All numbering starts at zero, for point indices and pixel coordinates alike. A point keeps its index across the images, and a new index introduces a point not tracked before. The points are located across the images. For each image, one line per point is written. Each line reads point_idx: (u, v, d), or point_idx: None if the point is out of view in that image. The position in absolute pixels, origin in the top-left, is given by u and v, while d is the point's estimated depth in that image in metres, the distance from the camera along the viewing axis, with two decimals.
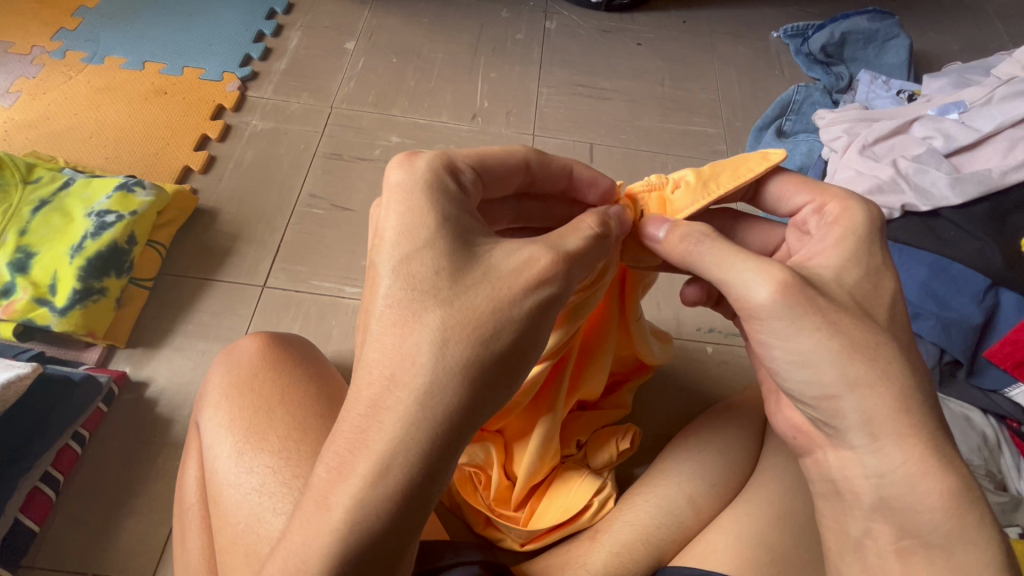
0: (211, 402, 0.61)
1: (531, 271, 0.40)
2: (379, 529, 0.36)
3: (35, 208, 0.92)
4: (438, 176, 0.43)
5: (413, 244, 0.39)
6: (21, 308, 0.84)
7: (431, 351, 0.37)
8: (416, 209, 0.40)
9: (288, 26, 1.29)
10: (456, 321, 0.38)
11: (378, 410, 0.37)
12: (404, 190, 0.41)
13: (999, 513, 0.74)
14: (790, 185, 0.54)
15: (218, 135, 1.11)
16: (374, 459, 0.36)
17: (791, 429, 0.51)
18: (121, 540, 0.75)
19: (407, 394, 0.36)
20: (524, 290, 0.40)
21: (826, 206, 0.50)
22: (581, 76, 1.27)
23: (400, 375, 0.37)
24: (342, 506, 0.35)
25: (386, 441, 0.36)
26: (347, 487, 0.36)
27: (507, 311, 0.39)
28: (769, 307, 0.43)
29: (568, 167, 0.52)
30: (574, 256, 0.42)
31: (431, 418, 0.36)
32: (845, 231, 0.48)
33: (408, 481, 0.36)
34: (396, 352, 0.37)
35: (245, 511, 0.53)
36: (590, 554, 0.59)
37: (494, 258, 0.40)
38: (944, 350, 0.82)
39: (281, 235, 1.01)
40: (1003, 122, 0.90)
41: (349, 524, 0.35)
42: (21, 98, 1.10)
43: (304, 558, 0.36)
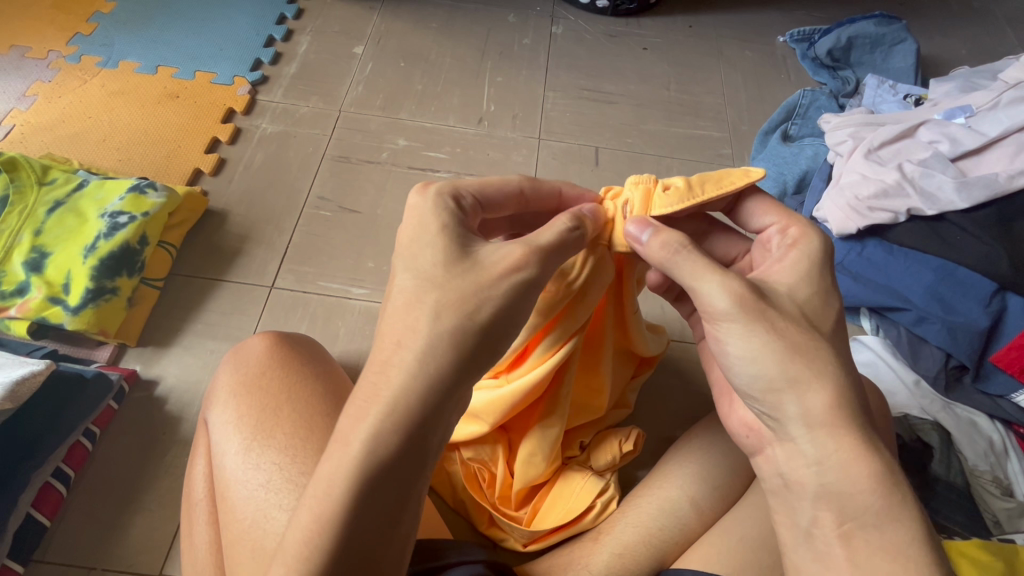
0: (220, 400, 0.62)
1: (508, 262, 0.44)
2: (387, 464, 0.40)
3: (51, 208, 0.94)
4: (442, 202, 0.47)
5: (419, 244, 0.45)
6: (36, 306, 0.86)
7: (428, 321, 0.42)
8: (425, 223, 0.46)
9: (298, 31, 1.31)
10: (443, 297, 0.42)
11: (387, 365, 0.42)
12: (417, 213, 0.47)
13: (1005, 520, 0.75)
14: (761, 204, 0.55)
15: (228, 137, 1.13)
16: (384, 402, 0.40)
17: (743, 428, 0.52)
18: (131, 535, 0.77)
19: (410, 352, 0.41)
20: (503, 274, 0.44)
21: (790, 229, 0.52)
22: (588, 80, 1.28)
23: (404, 339, 0.42)
24: (360, 438, 0.40)
25: (398, 386, 0.41)
26: (363, 425, 0.40)
27: (488, 290, 0.43)
28: (725, 311, 0.46)
29: (557, 189, 0.55)
30: (546, 255, 0.46)
31: (429, 371, 0.41)
32: (801, 253, 0.50)
33: (411, 425, 0.40)
34: (394, 323, 0.43)
35: (253, 507, 0.54)
36: (593, 555, 0.59)
37: (480, 250, 0.45)
38: (950, 355, 0.84)
39: (290, 236, 1.02)
40: (1010, 126, 0.89)
41: (365, 453, 0.39)
42: (37, 101, 1.13)
43: (328, 485, 0.39)
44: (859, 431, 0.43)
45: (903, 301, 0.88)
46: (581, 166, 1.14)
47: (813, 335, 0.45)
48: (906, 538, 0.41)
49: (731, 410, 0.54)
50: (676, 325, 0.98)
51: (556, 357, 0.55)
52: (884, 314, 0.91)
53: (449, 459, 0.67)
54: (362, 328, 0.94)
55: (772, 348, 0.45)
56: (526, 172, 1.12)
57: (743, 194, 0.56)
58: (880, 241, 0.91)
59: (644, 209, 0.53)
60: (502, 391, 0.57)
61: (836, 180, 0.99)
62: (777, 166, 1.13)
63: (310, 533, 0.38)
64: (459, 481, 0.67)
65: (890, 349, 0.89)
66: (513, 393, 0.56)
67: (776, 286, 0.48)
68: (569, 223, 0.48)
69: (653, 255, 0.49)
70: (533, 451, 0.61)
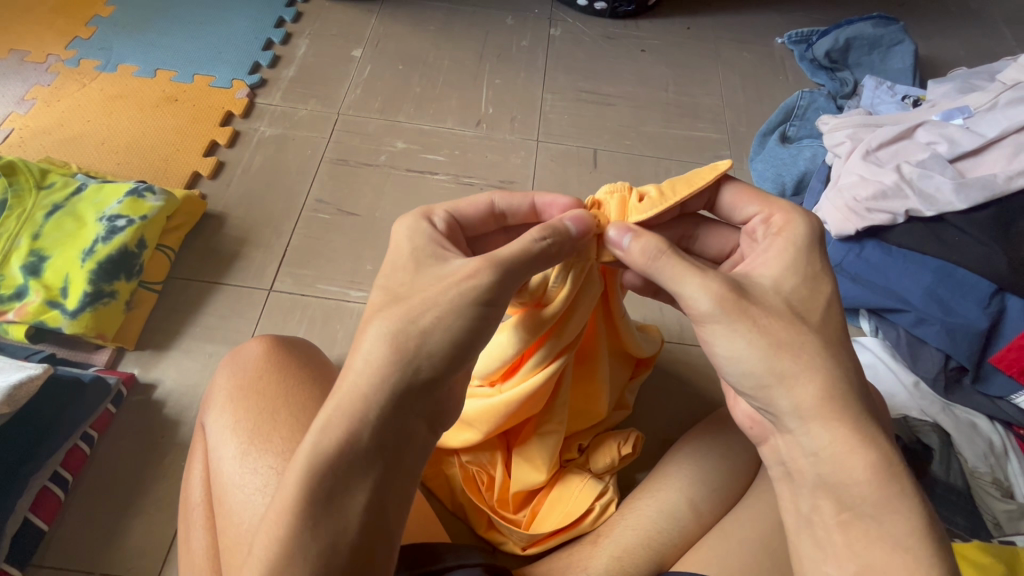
0: (217, 403, 0.62)
1: (464, 271, 0.45)
2: (337, 462, 0.40)
3: (49, 212, 0.94)
4: (411, 224, 0.50)
5: (392, 266, 0.47)
6: (34, 309, 0.86)
7: (378, 327, 0.43)
8: (400, 246, 0.49)
9: (297, 34, 1.31)
10: (398, 309, 0.44)
11: (345, 370, 0.43)
12: (395, 240, 0.49)
13: (1005, 521, 0.74)
14: (743, 195, 0.55)
15: (227, 140, 1.13)
16: (342, 400, 0.41)
17: (747, 420, 0.54)
18: (130, 539, 0.77)
19: (360, 356, 0.43)
20: (457, 281, 0.44)
21: (773, 217, 0.52)
22: (586, 82, 1.28)
23: (363, 345, 0.43)
24: (312, 431, 0.40)
25: (349, 388, 0.42)
26: (316, 426, 0.41)
27: (437, 297, 0.44)
28: (708, 313, 0.46)
29: (530, 198, 0.55)
30: (507, 263, 0.45)
31: (377, 371, 0.42)
32: (787, 241, 0.50)
33: (365, 422, 0.41)
34: (363, 327, 0.44)
35: (249, 511, 0.54)
36: (593, 558, 0.59)
37: (445, 264, 0.46)
38: (949, 355, 0.84)
39: (288, 239, 1.02)
40: (1007, 127, 0.89)
41: (313, 452, 0.40)
42: (36, 105, 1.13)
43: (285, 482, 0.39)
44: (855, 429, 0.43)
45: (900, 303, 0.87)
46: (580, 169, 1.14)
47: (802, 328, 0.45)
48: (904, 531, 0.41)
49: (736, 402, 0.55)
50: (675, 327, 0.98)
51: (552, 369, 0.55)
52: (884, 315, 0.91)
53: (449, 463, 0.67)
54: None
55: (757, 346, 0.45)
56: (525, 175, 1.12)
57: (720, 187, 0.56)
58: (879, 242, 0.91)
59: (621, 215, 0.53)
60: (495, 400, 0.57)
61: (833, 183, 0.99)
62: (775, 168, 1.13)
63: (268, 531, 0.38)
64: (459, 485, 0.67)
65: (890, 350, 0.90)
66: (506, 403, 0.56)
67: (761, 280, 0.48)
68: (540, 234, 0.47)
69: (633, 259, 0.49)
70: (532, 455, 0.62)
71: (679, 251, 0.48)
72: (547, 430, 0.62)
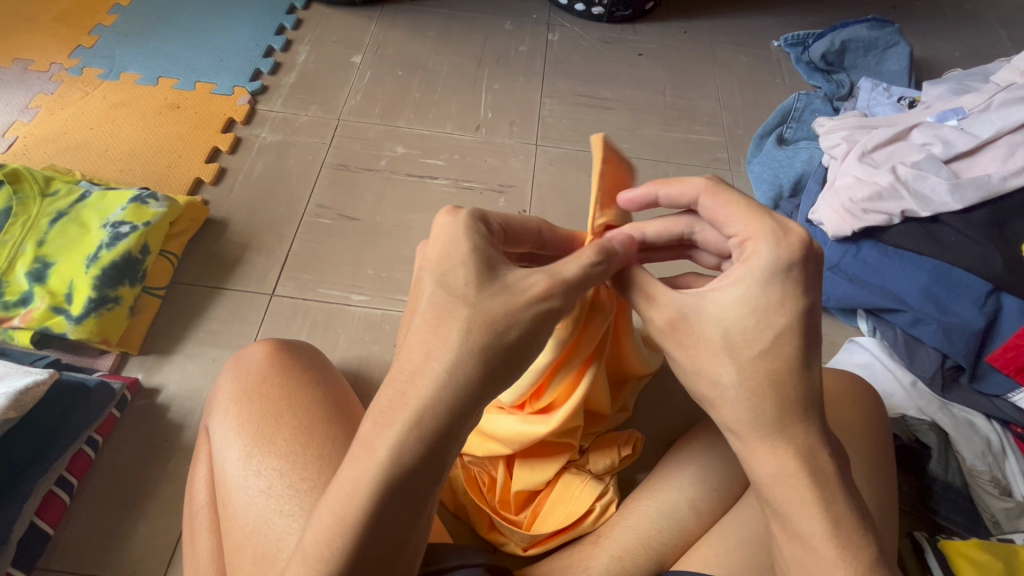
0: (220, 408, 0.63)
1: (537, 289, 0.44)
2: (410, 470, 0.40)
3: (53, 219, 0.95)
4: (476, 227, 0.46)
5: (449, 263, 0.44)
6: (39, 316, 0.87)
7: (457, 338, 0.42)
8: (457, 243, 0.45)
9: (297, 41, 1.32)
10: (474, 317, 0.42)
11: (416, 375, 0.42)
12: (448, 236, 0.45)
13: (1004, 519, 0.75)
14: (724, 211, 0.50)
15: (229, 147, 1.14)
16: (411, 409, 0.41)
17: None
18: (135, 541, 0.77)
19: (439, 364, 0.42)
20: (529, 298, 0.44)
21: (747, 242, 0.48)
22: (583, 86, 1.29)
23: (433, 351, 0.42)
24: (386, 445, 0.40)
25: (425, 397, 0.41)
26: (388, 434, 0.40)
27: (515, 312, 0.43)
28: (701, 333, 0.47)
29: (573, 236, 0.57)
30: (572, 283, 0.46)
31: (456, 385, 0.42)
32: (747, 270, 0.47)
33: (437, 434, 0.41)
34: (429, 330, 0.43)
35: (254, 513, 0.54)
36: (594, 559, 0.59)
37: (508, 274, 0.45)
38: (946, 355, 0.85)
39: (290, 244, 1.03)
40: (1002, 129, 0.90)
41: (390, 463, 0.40)
42: (40, 113, 1.14)
43: (353, 489, 0.40)
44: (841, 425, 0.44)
45: (898, 302, 0.89)
46: (578, 172, 1.15)
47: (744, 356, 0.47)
48: None
49: None
50: None
51: (581, 391, 0.59)
52: (881, 315, 0.92)
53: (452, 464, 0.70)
54: (362, 334, 0.94)
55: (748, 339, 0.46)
56: (524, 178, 1.13)
57: (700, 196, 0.52)
58: (874, 243, 0.92)
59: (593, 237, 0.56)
60: (535, 425, 0.60)
61: (830, 184, 0.99)
62: (772, 170, 1.14)
63: (331, 535, 0.39)
64: (461, 485, 0.69)
65: (888, 350, 0.91)
66: (548, 425, 0.60)
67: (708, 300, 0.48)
68: (592, 253, 0.47)
69: (614, 278, 0.53)
70: (541, 466, 0.64)
71: (643, 274, 0.51)
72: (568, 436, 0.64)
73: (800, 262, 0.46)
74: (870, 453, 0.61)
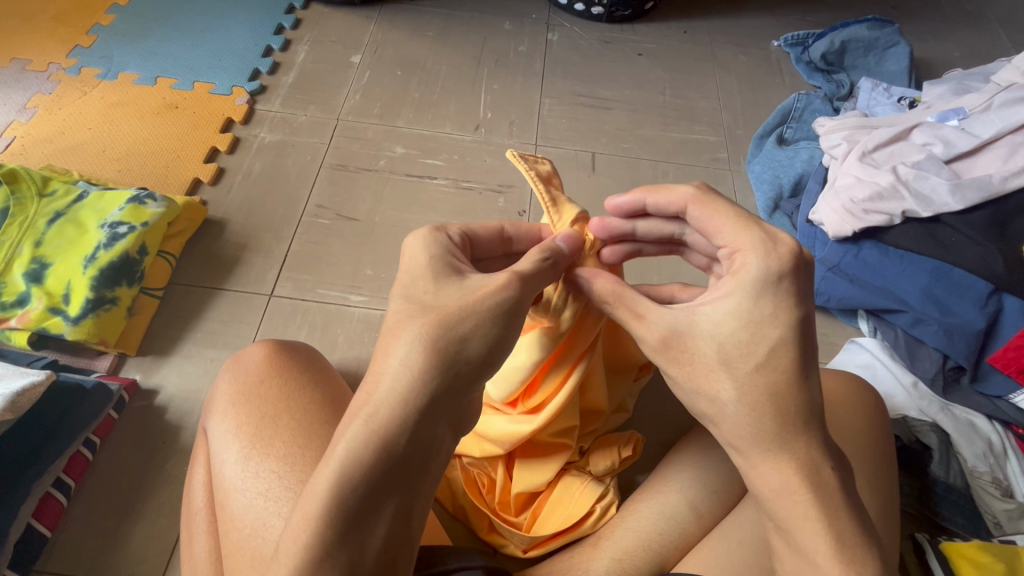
0: (219, 409, 0.62)
1: (490, 284, 0.46)
2: (371, 467, 0.40)
3: (50, 220, 0.94)
4: (432, 239, 0.49)
5: (412, 276, 0.47)
6: (36, 317, 0.86)
7: (412, 333, 0.43)
8: (417, 255, 0.48)
9: (296, 41, 1.32)
10: (430, 315, 0.44)
11: (376, 375, 0.42)
12: (410, 251, 0.49)
13: (1005, 521, 0.75)
14: (713, 220, 0.51)
15: (227, 147, 1.13)
16: (369, 405, 0.41)
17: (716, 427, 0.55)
18: (133, 543, 0.77)
19: (395, 360, 0.42)
20: (483, 292, 0.45)
21: (736, 254, 0.49)
22: (583, 86, 1.29)
23: (391, 348, 0.43)
24: (344, 439, 0.40)
25: (383, 392, 0.41)
26: (347, 430, 0.41)
27: (472, 305, 0.44)
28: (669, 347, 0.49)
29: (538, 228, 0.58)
30: (525, 279, 0.47)
31: (413, 379, 0.41)
32: (737, 283, 0.47)
33: (395, 429, 0.40)
34: (391, 332, 0.44)
35: (252, 516, 0.54)
36: (594, 561, 0.59)
37: (466, 279, 0.47)
38: (947, 356, 0.85)
39: (289, 245, 1.03)
40: (1003, 128, 0.90)
41: (347, 459, 0.39)
42: (38, 113, 1.13)
43: (315, 488, 0.39)
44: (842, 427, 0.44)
45: (899, 303, 0.89)
46: (578, 172, 1.15)
47: (751, 366, 0.46)
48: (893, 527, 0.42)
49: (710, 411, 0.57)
50: None
51: (568, 386, 0.57)
52: (882, 315, 0.92)
53: (451, 466, 0.70)
54: (361, 335, 0.94)
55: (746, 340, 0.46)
56: (523, 178, 1.13)
57: (688, 206, 0.53)
58: (875, 244, 0.92)
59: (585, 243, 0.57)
60: (522, 422, 0.59)
61: (831, 184, 0.99)
62: (772, 170, 1.14)
63: (299, 532, 0.38)
64: (461, 487, 0.69)
65: (889, 350, 0.91)
66: (533, 424, 0.58)
67: (702, 314, 0.48)
68: (541, 254, 0.50)
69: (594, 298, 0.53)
70: (538, 467, 0.64)
71: (629, 293, 0.51)
72: (562, 437, 0.64)
73: (790, 275, 0.47)
74: (870, 454, 0.61)
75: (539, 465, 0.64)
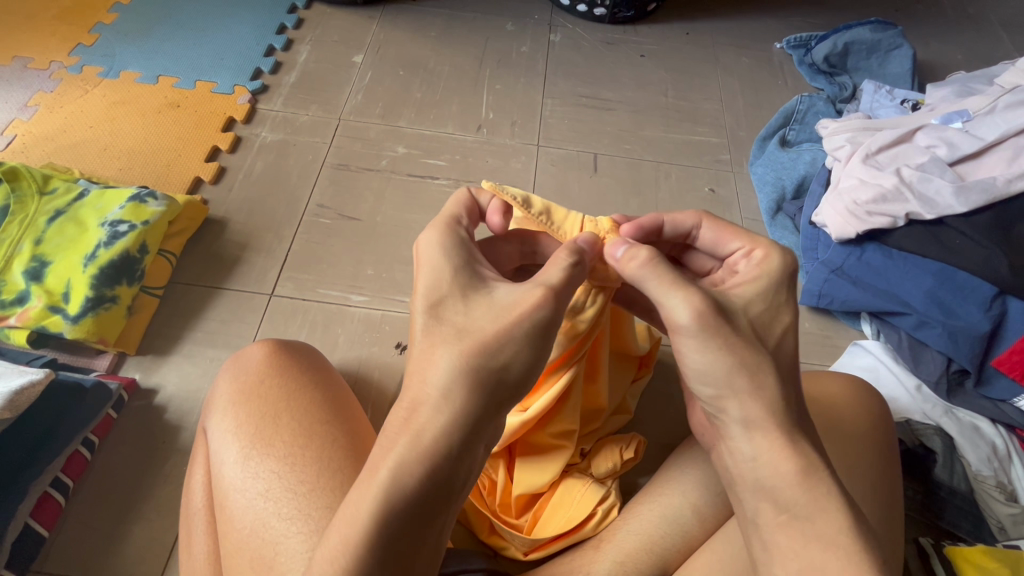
0: (219, 408, 0.62)
1: (525, 303, 0.45)
2: (414, 493, 0.39)
3: (52, 217, 0.94)
4: (444, 245, 0.50)
5: (438, 294, 0.46)
6: (35, 315, 0.86)
7: (449, 359, 0.43)
8: (438, 270, 0.48)
9: (298, 40, 1.32)
10: (466, 340, 0.43)
11: (415, 403, 0.42)
12: (429, 263, 0.49)
13: (1010, 526, 0.74)
14: (723, 232, 0.56)
15: (228, 145, 1.13)
16: (413, 433, 0.41)
17: (703, 431, 0.55)
18: (130, 543, 0.76)
19: (434, 388, 0.42)
20: (521, 314, 0.44)
21: (754, 251, 0.53)
22: (585, 87, 1.29)
23: (429, 376, 0.43)
24: (387, 466, 0.40)
25: (425, 419, 0.41)
26: (390, 455, 0.40)
27: (508, 328, 0.44)
28: (687, 326, 0.48)
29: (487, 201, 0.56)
30: (558, 292, 0.46)
31: (455, 407, 0.41)
32: (764, 271, 0.51)
33: (438, 456, 0.40)
34: (424, 356, 0.44)
35: (251, 516, 0.54)
36: (595, 563, 0.58)
37: (494, 293, 0.46)
38: (951, 359, 0.84)
39: (289, 244, 1.03)
40: (1007, 131, 0.89)
41: (391, 483, 0.39)
42: (39, 111, 1.13)
43: (354, 511, 0.39)
44: None
45: (903, 306, 0.89)
46: (580, 173, 1.14)
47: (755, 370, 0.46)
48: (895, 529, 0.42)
49: (694, 413, 0.56)
50: None
51: (559, 386, 0.57)
52: (885, 318, 0.92)
53: None
54: (362, 335, 0.94)
55: None
56: (524, 179, 1.12)
57: (700, 224, 0.57)
58: (879, 245, 0.92)
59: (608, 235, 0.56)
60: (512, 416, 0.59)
61: (834, 185, 0.99)
62: (776, 171, 1.13)
63: (338, 554, 0.38)
64: None
65: (890, 353, 0.90)
66: (522, 420, 0.58)
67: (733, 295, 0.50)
68: (570, 257, 0.48)
69: (629, 268, 0.50)
70: (536, 467, 0.63)
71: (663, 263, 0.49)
72: (562, 437, 0.63)
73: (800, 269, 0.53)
74: (873, 457, 0.60)
75: (533, 464, 0.63)
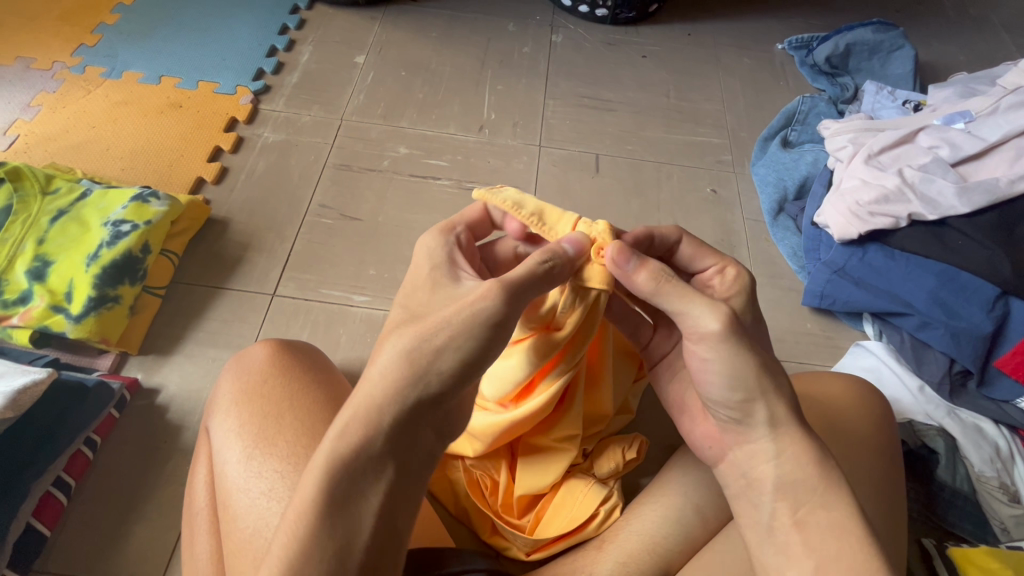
0: (221, 408, 0.62)
1: (475, 293, 0.45)
2: (351, 466, 0.40)
3: (54, 217, 0.94)
4: (433, 246, 0.51)
5: (413, 290, 0.48)
6: (38, 314, 0.86)
7: (396, 344, 0.43)
8: (420, 268, 0.50)
9: (300, 41, 1.32)
10: (415, 327, 0.44)
11: (360, 383, 0.43)
12: (416, 263, 0.50)
13: (1014, 527, 0.74)
14: (697, 249, 0.57)
15: (230, 146, 1.13)
16: (352, 411, 0.42)
17: (706, 440, 0.54)
18: (132, 543, 0.76)
19: (377, 369, 0.43)
20: (466, 303, 0.44)
21: (726, 269, 0.55)
22: (586, 88, 1.29)
23: (377, 358, 0.44)
24: (328, 440, 0.41)
25: (363, 397, 0.42)
26: (330, 430, 0.41)
27: (450, 316, 0.44)
28: (718, 333, 0.49)
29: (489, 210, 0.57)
30: (511, 284, 0.45)
31: (392, 387, 0.42)
32: (741, 286, 0.54)
33: (375, 434, 0.41)
34: (381, 344, 0.45)
35: (254, 515, 0.53)
36: (598, 564, 0.58)
37: (458, 288, 0.47)
38: (954, 359, 0.84)
39: (291, 244, 1.03)
40: (1009, 131, 0.89)
41: (328, 456, 0.40)
42: (42, 111, 1.13)
43: (301, 487, 0.40)
44: None
45: (905, 306, 0.88)
46: (582, 173, 1.15)
47: None
48: None
49: (699, 419, 0.55)
50: None
51: (554, 389, 0.57)
52: (888, 319, 0.92)
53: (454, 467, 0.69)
54: (364, 335, 0.94)
55: None
56: (526, 179, 1.12)
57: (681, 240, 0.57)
58: (880, 246, 0.92)
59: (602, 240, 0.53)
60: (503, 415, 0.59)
61: (835, 186, 0.99)
62: (777, 172, 1.13)
63: (290, 527, 0.39)
64: (463, 489, 0.69)
65: (894, 354, 0.89)
66: (513, 418, 0.58)
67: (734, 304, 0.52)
68: (541, 257, 0.48)
69: (653, 278, 0.50)
70: (535, 466, 0.63)
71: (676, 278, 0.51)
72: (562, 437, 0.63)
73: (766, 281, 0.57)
74: (876, 458, 0.60)
75: (532, 462, 0.63)
